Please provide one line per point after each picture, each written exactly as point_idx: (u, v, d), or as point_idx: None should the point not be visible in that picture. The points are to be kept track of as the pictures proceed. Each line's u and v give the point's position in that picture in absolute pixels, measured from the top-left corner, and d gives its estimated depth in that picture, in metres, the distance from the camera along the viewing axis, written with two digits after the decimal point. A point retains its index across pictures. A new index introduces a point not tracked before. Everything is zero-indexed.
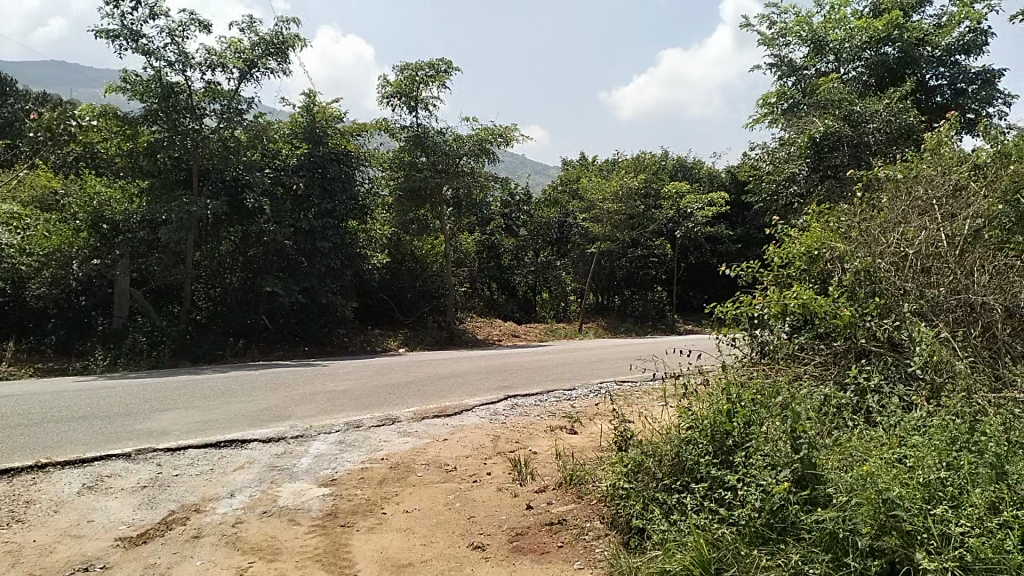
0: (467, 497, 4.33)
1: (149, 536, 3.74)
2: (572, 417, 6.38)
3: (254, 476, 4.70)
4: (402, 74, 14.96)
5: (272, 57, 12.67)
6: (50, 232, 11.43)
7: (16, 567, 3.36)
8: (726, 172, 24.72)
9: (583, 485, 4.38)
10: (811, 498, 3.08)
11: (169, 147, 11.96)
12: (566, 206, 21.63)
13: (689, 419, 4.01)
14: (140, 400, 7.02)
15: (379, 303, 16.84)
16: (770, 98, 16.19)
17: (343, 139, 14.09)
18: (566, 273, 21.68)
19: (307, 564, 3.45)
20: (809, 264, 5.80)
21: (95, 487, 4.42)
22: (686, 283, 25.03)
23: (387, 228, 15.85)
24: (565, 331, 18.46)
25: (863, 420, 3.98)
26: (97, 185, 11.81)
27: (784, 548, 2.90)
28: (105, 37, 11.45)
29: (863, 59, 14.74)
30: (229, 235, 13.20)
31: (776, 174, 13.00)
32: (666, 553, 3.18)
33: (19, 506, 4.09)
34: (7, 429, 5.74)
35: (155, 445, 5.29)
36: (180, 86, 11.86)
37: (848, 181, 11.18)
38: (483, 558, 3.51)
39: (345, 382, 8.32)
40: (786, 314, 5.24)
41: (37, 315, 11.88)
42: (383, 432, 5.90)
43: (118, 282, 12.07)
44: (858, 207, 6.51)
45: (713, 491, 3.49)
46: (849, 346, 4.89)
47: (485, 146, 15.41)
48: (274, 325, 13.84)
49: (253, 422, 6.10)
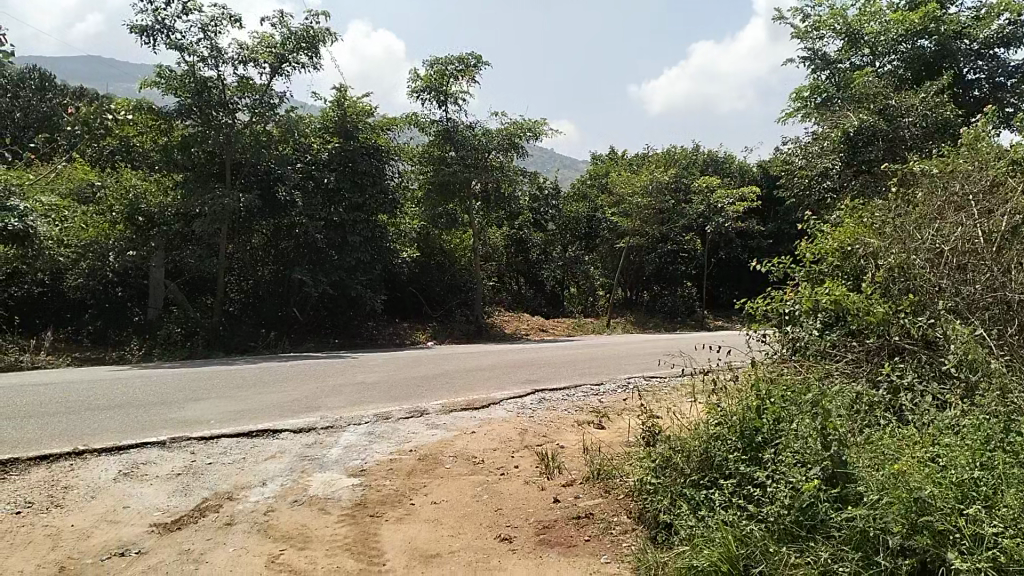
0: (495, 490, 4.35)
1: (183, 522, 3.82)
2: (600, 412, 6.38)
3: (285, 465, 4.77)
4: (432, 69, 15.01)
5: (303, 52, 12.76)
6: (88, 223, 11.81)
7: (55, 551, 3.44)
8: (757, 166, 24.53)
9: (610, 480, 4.39)
10: (841, 496, 3.06)
11: (203, 141, 12.03)
12: (596, 200, 21.59)
13: (719, 416, 3.98)
14: (175, 390, 7.14)
15: (408, 297, 16.85)
16: (803, 92, 16.03)
17: (373, 134, 14.08)
18: (595, 268, 21.69)
19: (336, 553, 3.50)
20: (841, 260, 5.87)
21: (131, 473, 4.52)
22: (717, 278, 24.88)
23: (416, 222, 15.96)
24: (593, 326, 18.41)
25: (895, 419, 3.94)
26: (133, 177, 12.04)
27: (814, 546, 2.88)
28: (137, 32, 11.63)
29: (898, 52, 14.61)
30: (259, 229, 13.46)
31: (808, 170, 12.74)
32: (693, 549, 3.16)
33: (58, 491, 4.19)
34: (48, 416, 5.89)
35: (190, 434, 5.39)
36: (214, 81, 12.06)
37: (883, 176, 10.99)
38: (510, 550, 3.53)
39: (374, 374, 8.42)
40: (818, 310, 5.27)
41: (74, 305, 12.17)
42: (412, 425, 5.94)
43: (153, 274, 12.31)
44: (892, 202, 6.42)
45: (742, 488, 3.46)
46: (882, 343, 4.84)
47: (514, 140, 15.48)
48: (305, 317, 13.82)
49: (285, 412, 6.19)
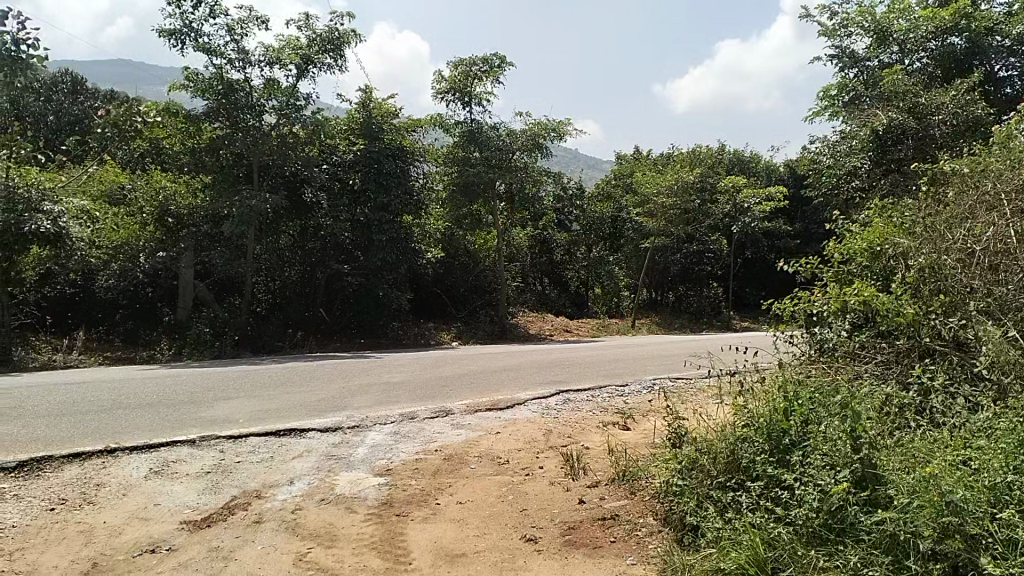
0: (520, 491, 4.36)
1: (212, 520, 3.86)
2: (625, 413, 6.36)
3: (312, 464, 4.81)
4: (456, 70, 15.07)
5: (328, 53, 12.85)
6: (119, 225, 12.15)
7: (88, 547, 3.50)
8: (784, 166, 24.32)
9: (635, 481, 4.37)
10: (870, 500, 3.03)
11: (231, 143, 12.12)
12: (620, 201, 21.50)
13: (745, 417, 3.96)
14: (204, 389, 7.23)
15: (432, 297, 16.91)
16: (831, 90, 15.81)
17: (398, 135, 14.13)
18: (619, 268, 21.63)
19: (363, 552, 3.53)
20: (870, 261, 5.79)
21: (162, 471, 4.59)
22: (743, 278, 24.70)
23: (439, 222, 16.02)
24: (618, 327, 18.35)
25: (926, 422, 3.89)
26: (162, 179, 12.38)
27: (843, 550, 2.86)
28: (166, 36, 11.80)
29: (927, 49, 14.43)
30: (288, 229, 13.67)
31: (836, 168, 12.61)
32: (720, 551, 3.15)
33: (91, 488, 4.27)
34: (80, 414, 5.99)
35: (219, 432, 5.45)
36: (240, 84, 12.05)
37: (912, 176, 10.85)
38: (535, 551, 3.53)
39: (400, 374, 8.48)
40: (846, 311, 5.23)
41: (105, 305, 12.32)
42: (437, 424, 5.97)
43: (182, 275, 12.28)
44: (922, 202, 6.32)
45: (769, 490, 3.43)
46: (913, 344, 4.77)
47: (539, 141, 15.44)
48: (331, 317, 14.14)
49: (312, 411, 6.26)
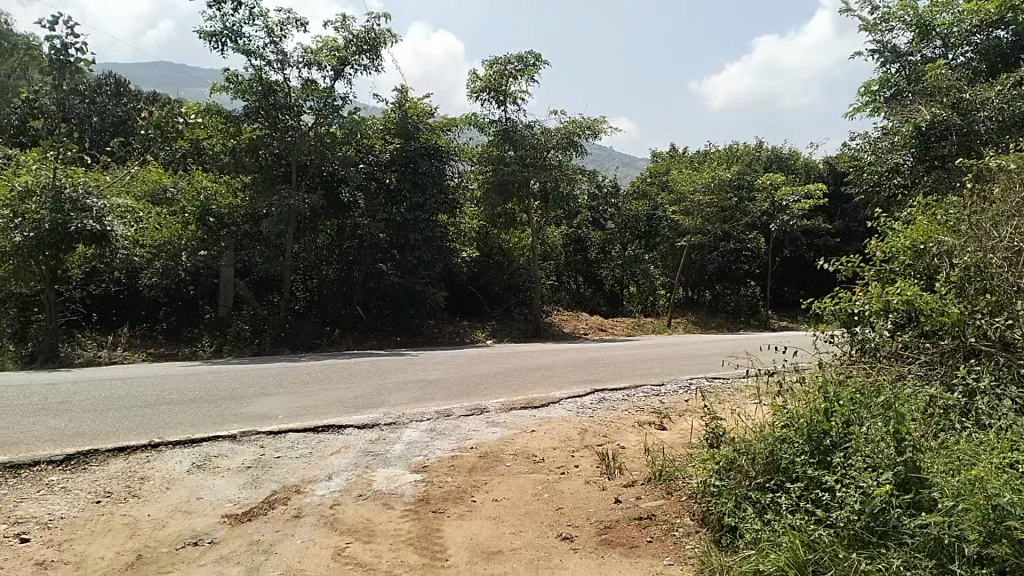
0: (555, 489, 4.36)
1: (253, 514, 3.92)
2: (661, 413, 6.32)
3: (350, 461, 4.86)
4: (491, 69, 15.11)
5: (365, 54, 12.97)
6: (161, 224, 12.25)
7: (133, 539, 3.58)
8: (823, 163, 23.96)
9: (672, 482, 4.34)
10: (914, 503, 2.97)
11: (270, 144, 12.44)
12: (655, 199, 21.35)
13: (785, 418, 3.91)
14: (244, 386, 7.34)
15: (467, 295, 17.06)
16: (872, 85, 15.49)
17: (434, 135, 14.21)
18: (655, 267, 21.47)
19: (400, 547, 3.56)
20: (914, 259, 5.69)
21: (203, 466, 4.68)
22: (782, 277, 24.40)
23: (474, 221, 16.06)
24: (654, 326, 18.24)
25: (971, 424, 3.81)
26: (204, 180, 12.51)
27: (885, 553, 2.80)
28: (207, 38, 12.00)
29: (972, 43, 14.10)
30: (325, 228, 13.78)
31: (877, 165, 12.40)
32: (759, 553, 3.11)
33: (135, 481, 4.37)
34: (124, 409, 6.14)
35: (258, 428, 5.54)
36: (279, 85, 12.16)
37: (957, 172, 10.61)
38: (572, 550, 3.53)
39: (436, 372, 8.54)
40: (889, 311, 5.14)
41: (149, 304, 12.62)
42: (473, 422, 5.99)
43: (223, 273, 12.70)
44: (967, 199, 6.18)
45: (809, 492, 3.38)
46: (958, 345, 4.66)
47: (573, 139, 15.38)
48: (368, 315, 14.25)
49: (349, 408, 6.32)
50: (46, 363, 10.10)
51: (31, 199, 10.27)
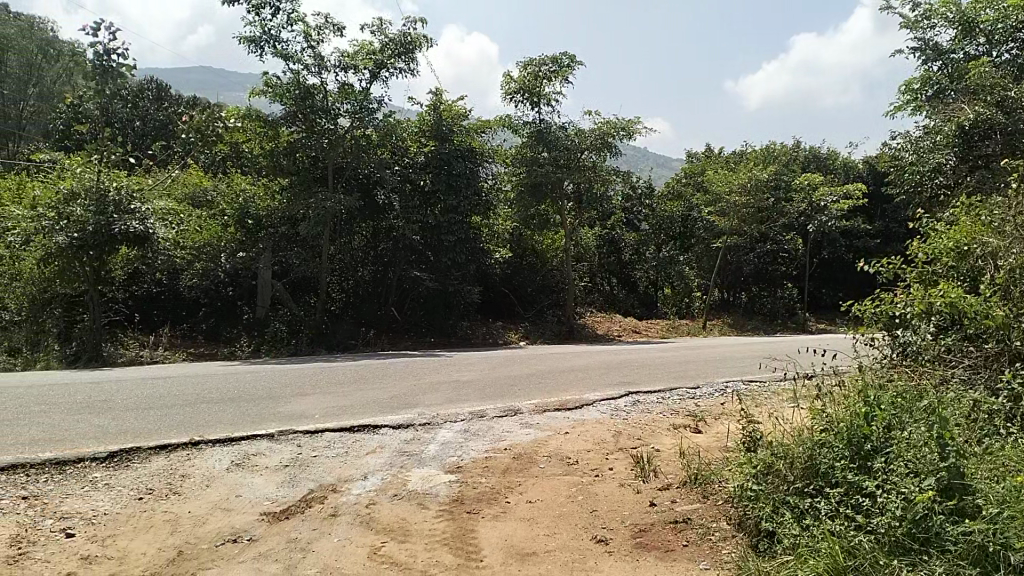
0: (590, 491, 4.35)
1: (290, 512, 3.97)
2: (697, 416, 6.26)
3: (385, 460, 4.90)
4: (525, 70, 15.13)
5: (400, 57, 13.05)
6: (201, 227, 12.62)
7: (174, 536, 3.65)
8: (863, 163, 23.57)
9: (708, 485, 4.31)
10: (958, 509, 2.91)
11: (308, 146, 12.50)
12: (690, 200, 21.19)
13: (824, 423, 3.85)
14: (282, 385, 7.44)
15: (500, 297, 17.09)
16: (913, 83, 15.21)
17: (468, 136, 14.27)
18: (691, 268, 21.28)
19: (435, 547, 3.58)
20: (957, 260, 5.57)
21: (242, 464, 4.75)
22: (819, 279, 24.07)
23: (507, 222, 16.09)
24: (689, 328, 18.10)
25: (1017, 429, 3.73)
26: (243, 183, 12.89)
27: (927, 559, 2.75)
28: (247, 43, 12.17)
29: (1017, 40, 13.75)
30: (360, 230, 13.92)
31: (919, 165, 12.17)
32: (798, 558, 3.06)
33: (176, 478, 4.45)
34: (166, 407, 6.25)
35: (295, 427, 5.60)
36: (316, 88, 12.26)
37: (1002, 172, 10.36)
38: (606, 552, 3.52)
39: (470, 373, 8.56)
40: (931, 313, 5.04)
41: (189, 304, 12.79)
42: (506, 423, 6.00)
43: (261, 274, 12.76)
44: (1012, 198, 6.03)
45: (850, 497, 3.32)
46: (1003, 348, 4.55)
47: (607, 140, 15.33)
48: (402, 316, 14.41)
49: (384, 408, 6.36)
50: (90, 362, 10.35)
51: (76, 201, 10.50)
